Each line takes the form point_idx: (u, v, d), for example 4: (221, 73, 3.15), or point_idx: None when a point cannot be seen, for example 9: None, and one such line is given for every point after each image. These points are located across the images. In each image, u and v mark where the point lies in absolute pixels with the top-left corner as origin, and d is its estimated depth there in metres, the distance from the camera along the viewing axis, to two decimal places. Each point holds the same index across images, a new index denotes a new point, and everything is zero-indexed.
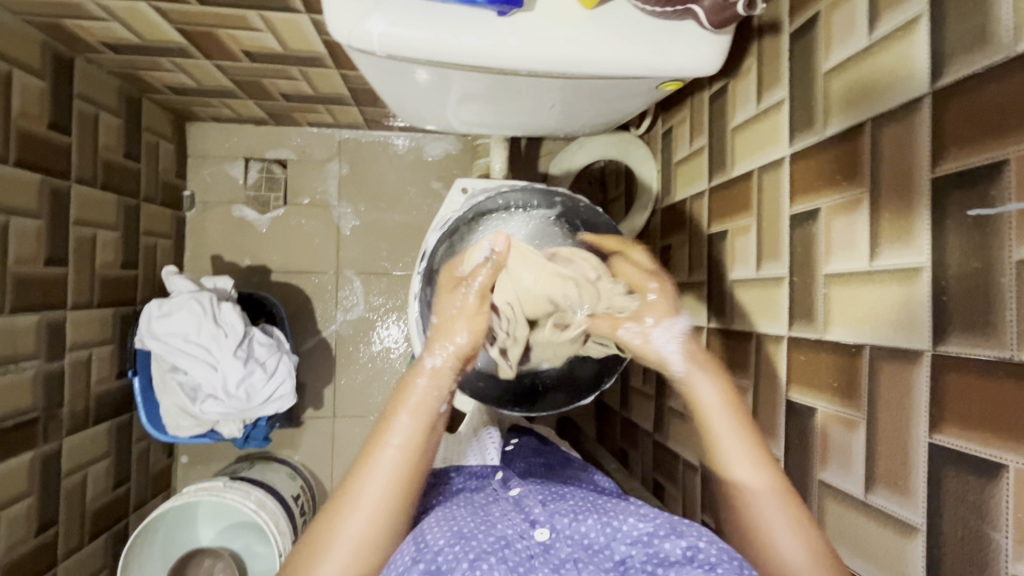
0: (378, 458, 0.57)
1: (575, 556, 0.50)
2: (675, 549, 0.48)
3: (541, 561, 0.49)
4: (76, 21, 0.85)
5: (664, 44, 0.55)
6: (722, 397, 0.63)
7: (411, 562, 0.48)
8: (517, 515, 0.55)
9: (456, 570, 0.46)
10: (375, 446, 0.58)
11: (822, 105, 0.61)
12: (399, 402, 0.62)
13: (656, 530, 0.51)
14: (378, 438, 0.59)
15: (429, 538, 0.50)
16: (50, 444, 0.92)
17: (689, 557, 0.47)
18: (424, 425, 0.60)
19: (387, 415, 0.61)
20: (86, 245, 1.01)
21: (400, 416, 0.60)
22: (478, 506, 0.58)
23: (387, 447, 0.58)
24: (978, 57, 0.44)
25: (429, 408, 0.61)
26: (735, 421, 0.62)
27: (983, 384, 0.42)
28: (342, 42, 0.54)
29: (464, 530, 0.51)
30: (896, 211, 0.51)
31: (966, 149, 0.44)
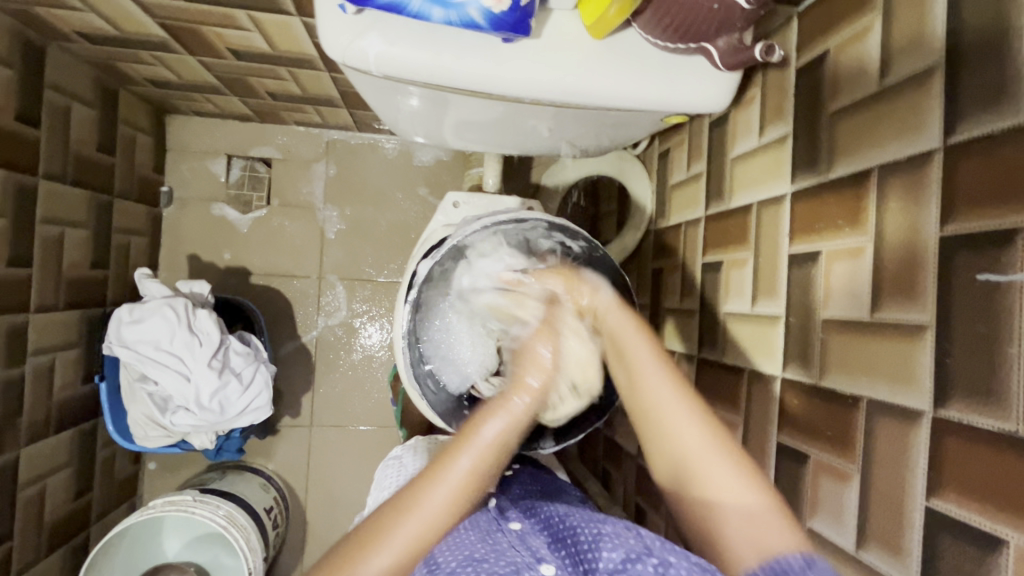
0: (437, 488, 0.55)
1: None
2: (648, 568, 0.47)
3: None
4: (50, 10, 0.79)
5: (672, 80, 0.53)
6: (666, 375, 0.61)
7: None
8: (524, 548, 0.55)
9: None
10: (434, 477, 0.55)
11: (827, 147, 0.60)
12: (468, 436, 0.58)
13: (629, 555, 0.49)
14: (445, 462, 0.56)
15: (440, 560, 0.52)
16: (5, 456, 0.87)
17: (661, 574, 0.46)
18: (487, 469, 0.57)
19: (453, 449, 0.57)
20: (53, 244, 0.96)
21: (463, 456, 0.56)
22: (485, 532, 0.58)
23: (447, 482, 0.55)
24: (993, 116, 0.43)
25: (499, 449, 0.58)
26: (678, 391, 0.60)
27: (986, 454, 0.41)
28: (335, 60, 0.51)
29: (476, 554, 0.52)
30: (899, 262, 0.50)
31: (977, 212, 0.43)
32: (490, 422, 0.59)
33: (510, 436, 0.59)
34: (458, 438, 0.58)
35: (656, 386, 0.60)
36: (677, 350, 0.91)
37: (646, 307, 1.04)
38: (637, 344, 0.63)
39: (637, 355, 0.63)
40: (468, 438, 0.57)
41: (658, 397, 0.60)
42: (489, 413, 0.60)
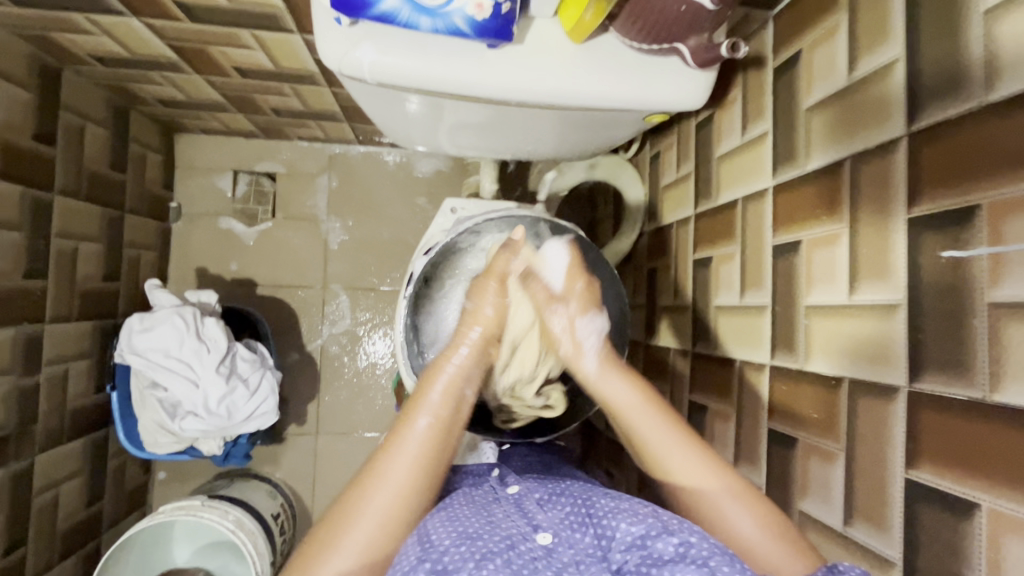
0: (396, 453, 0.56)
1: (578, 558, 0.49)
2: (667, 547, 0.47)
3: (544, 563, 0.48)
4: (66, 35, 0.84)
5: (650, 79, 0.56)
6: (639, 397, 0.63)
7: (416, 561, 0.47)
8: (520, 516, 0.55)
9: (462, 570, 0.45)
10: (392, 445, 0.57)
11: (804, 140, 0.63)
12: (418, 399, 0.60)
13: (647, 530, 0.49)
14: (403, 426, 0.58)
15: (434, 538, 0.50)
16: (20, 462, 0.90)
17: (682, 554, 0.46)
18: (444, 416, 0.59)
19: (405, 416, 0.59)
20: (67, 257, 1.00)
21: (415, 422, 0.58)
22: (480, 505, 0.57)
23: (405, 443, 0.56)
24: (950, 102, 0.45)
25: (451, 399, 0.60)
26: (657, 414, 0.61)
27: (956, 422, 0.43)
28: (332, 69, 0.54)
29: (470, 530, 0.50)
30: (874, 246, 0.52)
31: (939, 192, 0.45)
32: (433, 384, 0.61)
33: (463, 385, 0.62)
34: (417, 397, 0.60)
35: (654, 435, 0.60)
36: (673, 346, 0.92)
37: (642, 307, 1.06)
38: (643, 417, 0.61)
39: (634, 422, 0.62)
40: (421, 397, 0.60)
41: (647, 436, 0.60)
42: (434, 378, 0.62)
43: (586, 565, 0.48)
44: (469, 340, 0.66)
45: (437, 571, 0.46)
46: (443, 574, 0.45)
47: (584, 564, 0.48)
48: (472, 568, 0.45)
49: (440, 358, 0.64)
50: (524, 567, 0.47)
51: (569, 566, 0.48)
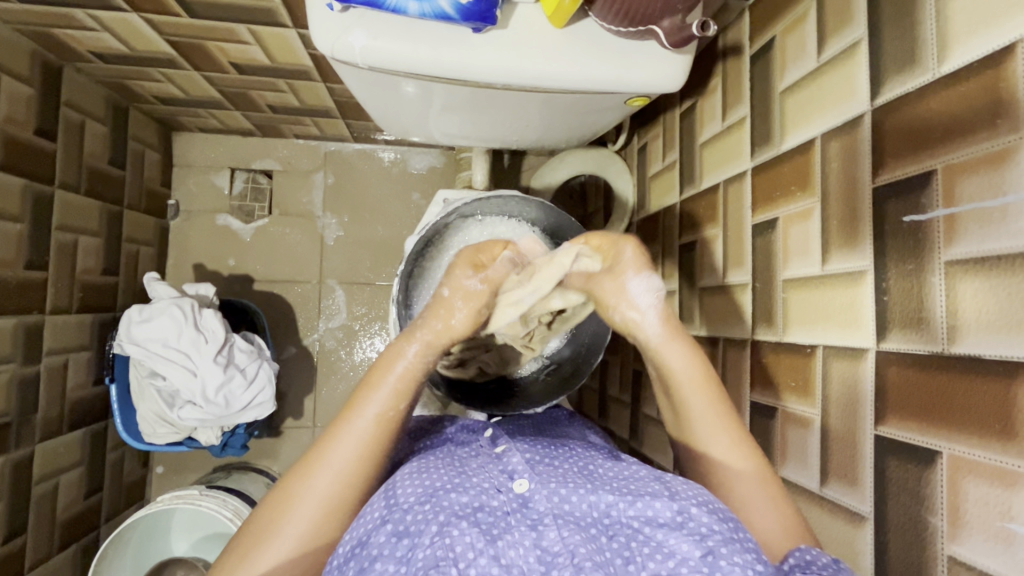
0: (340, 440, 0.55)
1: (554, 510, 0.49)
2: (665, 511, 0.48)
3: (518, 517, 0.49)
4: (67, 31, 0.87)
5: (629, 62, 0.59)
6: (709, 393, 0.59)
7: (379, 521, 0.49)
8: (497, 468, 0.55)
9: (426, 531, 0.46)
10: (337, 429, 0.56)
11: (779, 122, 0.65)
12: (369, 387, 0.58)
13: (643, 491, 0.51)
14: (352, 408, 0.57)
15: (399, 495, 0.51)
16: (21, 450, 0.91)
17: (678, 522, 0.47)
18: (395, 402, 0.57)
19: (351, 404, 0.57)
20: (67, 250, 1.02)
21: (361, 413, 0.56)
22: (456, 459, 0.57)
23: (353, 427, 0.55)
24: (909, 76, 0.48)
25: (404, 378, 0.59)
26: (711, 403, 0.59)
27: (918, 376, 0.45)
28: (325, 54, 0.57)
29: (436, 487, 0.51)
30: (843, 217, 0.54)
31: (900, 162, 0.48)
32: (384, 373, 0.58)
33: (416, 370, 0.60)
34: (367, 379, 0.58)
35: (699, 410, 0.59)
36: None
37: None
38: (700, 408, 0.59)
39: (687, 394, 0.60)
40: (375, 377, 0.58)
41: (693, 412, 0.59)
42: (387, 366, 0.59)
43: (565, 520, 0.49)
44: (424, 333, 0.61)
45: (400, 531, 0.47)
46: (406, 534, 0.47)
47: (562, 518, 0.49)
48: (435, 531, 0.46)
49: (396, 345, 0.61)
50: (494, 525, 0.48)
51: (544, 518, 0.49)
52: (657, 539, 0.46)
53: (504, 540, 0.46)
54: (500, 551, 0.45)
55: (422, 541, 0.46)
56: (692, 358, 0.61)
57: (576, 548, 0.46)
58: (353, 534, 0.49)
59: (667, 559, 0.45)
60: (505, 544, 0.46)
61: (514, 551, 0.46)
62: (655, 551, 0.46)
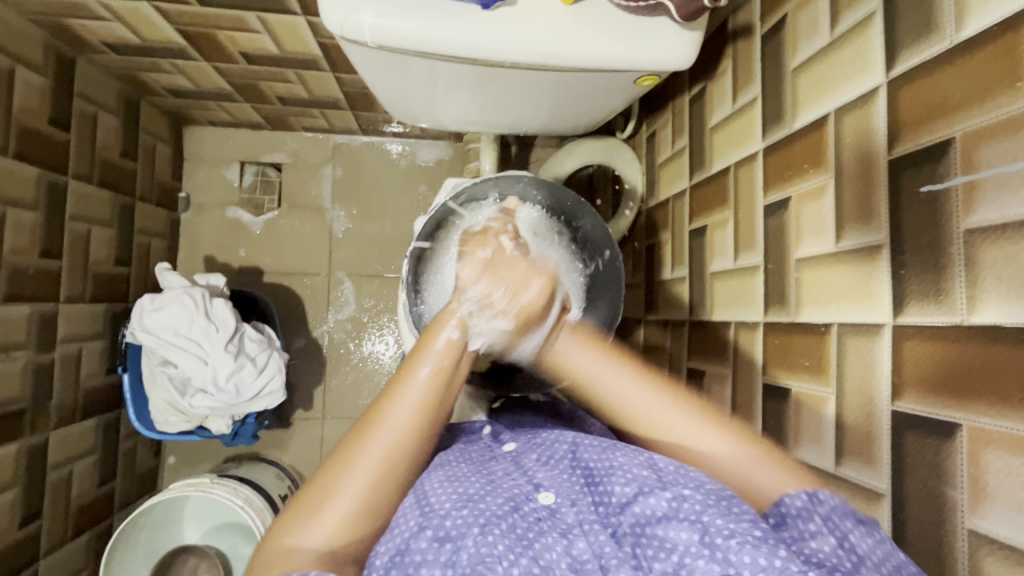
0: (399, 398, 0.52)
1: (582, 517, 0.48)
2: (660, 503, 0.46)
3: (548, 525, 0.48)
4: (79, 21, 0.88)
5: (638, 38, 0.59)
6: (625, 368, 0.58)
7: (416, 528, 0.47)
8: (519, 474, 0.55)
9: (468, 535, 0.45)
10: (388, 399, 0.52)
11: (791, 100, 0.65)
12: (423, 347, 0.56)
13: (640, 487, 0.48)
14: (400, 378, 0.54)
15: (434, 502, 0.49)
16: (36, 436, 0.92)
17: (674, 509, 0.46)
18: (444, 374, 0.55)
19: (408, 364, 0.55)
20: (81, 240, 1.03)
21: (418, 372, 0.54)
22: (478, 463, 0.57)
23: (407, 395, 0.52)
24: (924, 45, 0.47)
25: (455, 352, 0.56)
26: (659, 395, 0.56)
27: (935, 348, 0.44)
28: (334, 34, 0.57)
29: (471, 492, 0.50)
30: (858, 192, 0.53)
31: (916, 132, 0.47)
32: (437, 333, 0.57)
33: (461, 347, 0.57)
34: (415, 348, 0.56)
35: (618, 387, 0.57)
36: (672, 318, 0.94)
37: (641, 284, 1.08)
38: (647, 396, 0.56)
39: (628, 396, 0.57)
40: (424, 349, 0.55)
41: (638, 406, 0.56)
42: (437, 329, 0.58)
43: (592, 524, 0.48)
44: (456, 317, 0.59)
45: (440, 537, 0.46)
46: (448, 539, 0.45)
47: (589, 524, 0.48)
48: (478, 532, 0.45)
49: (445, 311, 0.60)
50: (528, 529, 0.47)
51: (575, 526, 0.48)
52: (659, 537, 0.45)
53: (540, 543, 0.46)
54: (537, 553, 0.45)
55: (466, 543, 0.45)
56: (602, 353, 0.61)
57: (603, 549, 0.45)
58: (388, 546, 0.46)
59: (670, 555, 0.44)
60: (541, 547, 0.46)
61: (549, 555, 0.45)
62: (659, 549, 0.44)
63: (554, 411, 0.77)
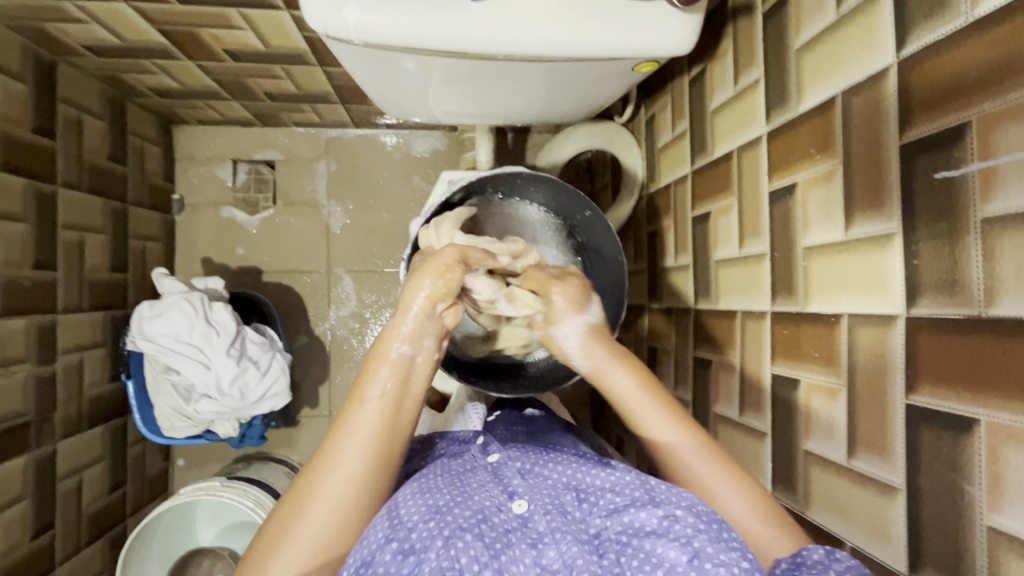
0: (348, 436, 0.52)
1: (555, 526, 0.48)
2: (651, 519, 0.47)
3: (518, 536, 0.48)
4: (57, 24, 0.85)
5: (635, 25, 0.56)
6: (636, 382, 0.61)
7: (382, 539, 0.46)
8: (496, 485, 0.55)
9: (431, 549, 0.45)
10: (340, 431, 0.53)
11: (795, 82, 0.62)
12: (366, 377, 0.55)
13: (631, 501, 0.49)
14: (351, 408, 0.54)
15: (402, 514, 0.48)
16: (43, 448, 0.92)
17: (665, 527, 0.46)
18: (395, 399, 0.55)
19: (354, 398, 0.54)
20: (75, 249, 1.01)
21: (365, 404, 0.54)
22: (455, 474, 0.56)
23: (359, 422, 0.53)
24: (938, 24, 0.45)
25: (400, 374, 0.56)
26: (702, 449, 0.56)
27: (951, 341, 0.43)
28: (318, 32, 0.55)
29: (439, 505, 0.49)
30: (867, 179, 0.52)
31: (929, 115, 0.45)
32: (378, 361, 0.56)
33: (409, 362, 0.56)
34: (359, 383, 0.55)
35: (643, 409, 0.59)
36: (676, 307, 0.93)
37: (644, 271, 1.06)
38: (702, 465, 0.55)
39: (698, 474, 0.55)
40: (369, 376, 0.55)
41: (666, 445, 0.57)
42: (379, 358, 0.56)
43: (564, 534, 0.47)
44: (417, 304, 0.58)
45: (405, 550, 0.45)
46: (411, 552, 0.45)
47: (561, 532, 0.48)
48: (441, 546, 0.45)
49: (385, 331, 0.58)
50: (497, 539, 0.47)
51: (546, 535, 0.48)
52: (646, 549, 0.45)
53: (506, 555, 0.46)
54: (503, 565, 0.45)
55: (428, 556, 0.44)
56: (638, 382, 0.61)
57: (574, 560, 0.45)
58: (355, 556, 0.46)
59: (656, 569, 0.43)
60: (508, 559, 0.45)
61: (516, 568, 0.45)
62: (645, 561, 0.44)
63: (545, 426, 0.76)
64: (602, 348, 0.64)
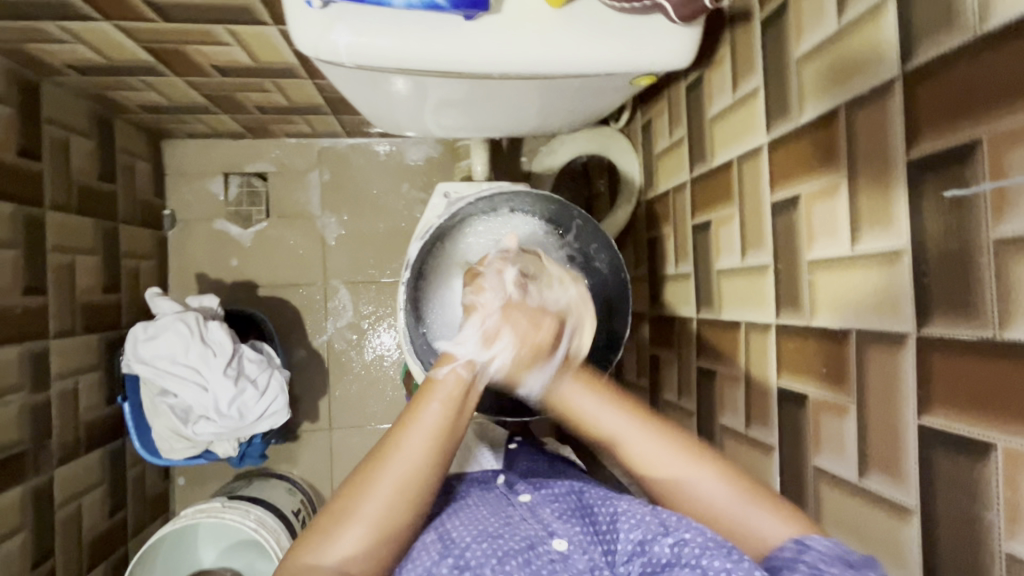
0: (413, 431, 0.52)
1: (592, 563, 0.51)
2: (664, 549, 0.48)
3: (560, 568, 0.50)
4: (39, 45, 0.83)
5: (633, 41, 0.55)
6: (600, 399, 0.59)
7: (438, 557, 0.51)
8: (535, 520, 0.56)
9: (484, 567, 0.49)
10: (407, 422, 0.53)
11: (796, 92, 0.61)
12: (431, 383, 0.55)
13: (645, 534, 0.50)
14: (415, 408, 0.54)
15: (455, 535, 0.53)
16: (40, 477, 0.91)
17: (677, 555, 0.47)
18: (456, 405, 0.54)
19: (420, 396, 0.55)
20: (65, 272, 1.00)
21: (430, 404, 0.54)
22: (500, 507, 0.58)
23: (420, 426, 0.53)
24: (945, 37, 0.44)
25: (465, 385, 0.55)
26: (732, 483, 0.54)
27: (964, 363, 0.42)
28: (309, 56, 0.53)
29: (489, 532, 0.53)
30: (873, 191, 0.51)
31: (938, 130, 0.44)
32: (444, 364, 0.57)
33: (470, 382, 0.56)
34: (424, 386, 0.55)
35: (591, 410, 0.58)
36: (678, 316, 0.92)
37: (644, 278, 1.05)
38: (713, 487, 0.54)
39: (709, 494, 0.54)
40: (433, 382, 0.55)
41: (666, 469, 0.55)
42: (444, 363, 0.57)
43: (602, 571, 0.50)
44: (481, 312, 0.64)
45: (459, 566, 0.50)
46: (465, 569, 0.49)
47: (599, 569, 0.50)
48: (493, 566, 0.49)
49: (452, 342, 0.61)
50: (540, 571, 0.49)
51: (586, 571, 0.50)
52: None
53: None
54: None
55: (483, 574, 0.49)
56: (590, 389, 0.59)
57: None
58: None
59: None
60: None
61: None
62: None
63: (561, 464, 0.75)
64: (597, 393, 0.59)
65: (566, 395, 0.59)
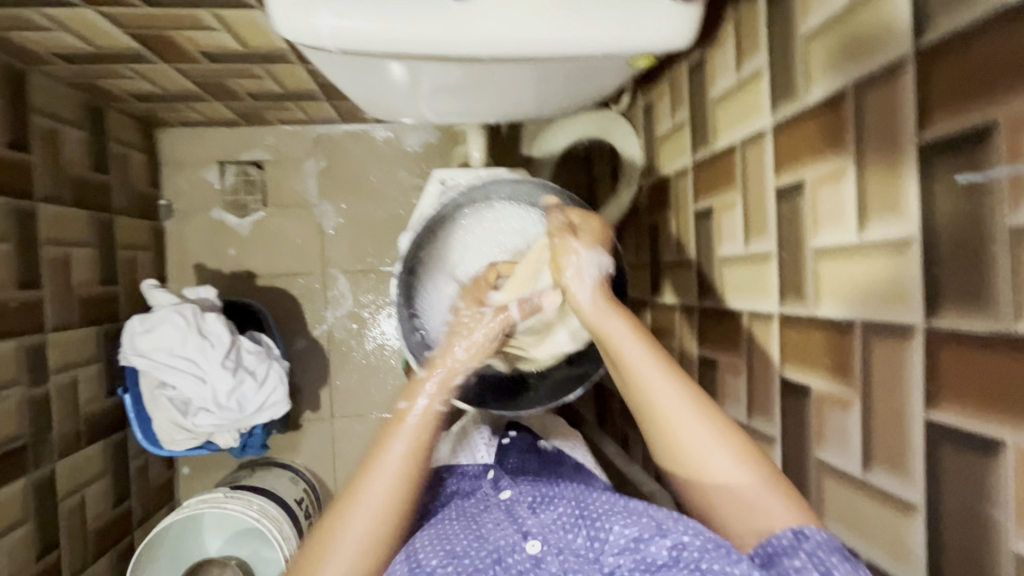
0: (375, 477, 0.53)
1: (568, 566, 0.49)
2: (661, 551, 0.47)
3: None
4: (23, 33, 0.81)
5: (630, 21, 0.53)
6: (629, 327, 0.58)
7: None
8: (510, 523, 0.55)
9: None
10: (370, 466, 0.54)
11: (802, 72, 0.58)
12: (394, 424, 0.56)
13: (641, 533, 0.49)
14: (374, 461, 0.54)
15: (423, 557, 0.51)
16: (41, 469, 0.91)
17: (676, 558, 0.46)
18: (420, 441, 0.55)
19: (381, 442, 0.55)
20: (60, 265, 0.99)
21: (392, 446, 0.55)
22: (471, 516, 0.57)
23: (382, 471, 0.53)
24: (961, 11, 0.41)
25: (427, 422, 0.56)
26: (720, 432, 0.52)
27: (975, 357, 0.41)
28: (291, 40, 0.51)
29: (458, 549, 0.51)
30: (883, 176, 0.48)
31: (952, 112, 0.42)
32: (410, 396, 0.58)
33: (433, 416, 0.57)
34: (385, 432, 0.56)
35: (623, 340, 0.58)
36: (680, 304, 0.90)
37: (646, 265, 1.03)
38: (698, 430, 0.52)
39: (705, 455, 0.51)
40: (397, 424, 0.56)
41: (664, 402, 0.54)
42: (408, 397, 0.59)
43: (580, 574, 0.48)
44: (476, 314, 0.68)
45: None
46: None
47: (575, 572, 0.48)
48: None
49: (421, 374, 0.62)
50: None
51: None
52: None
53: None
54: None
55: None
56: (631, 325, 0.58)
57: None
58: None
59: None
60: None
61: None
62: None
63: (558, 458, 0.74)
64: (616, 315, 0.59)
65: (600, 316, 0.60)
